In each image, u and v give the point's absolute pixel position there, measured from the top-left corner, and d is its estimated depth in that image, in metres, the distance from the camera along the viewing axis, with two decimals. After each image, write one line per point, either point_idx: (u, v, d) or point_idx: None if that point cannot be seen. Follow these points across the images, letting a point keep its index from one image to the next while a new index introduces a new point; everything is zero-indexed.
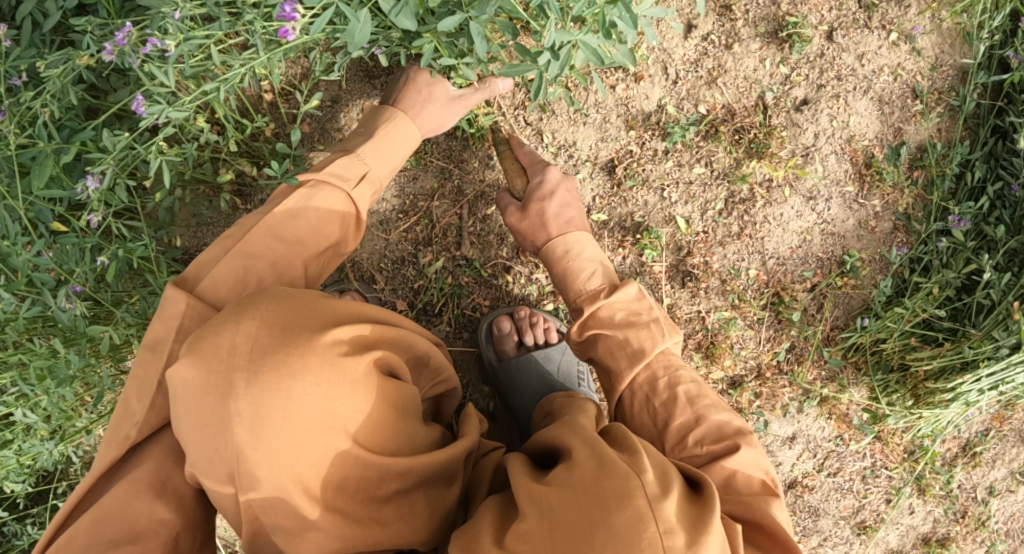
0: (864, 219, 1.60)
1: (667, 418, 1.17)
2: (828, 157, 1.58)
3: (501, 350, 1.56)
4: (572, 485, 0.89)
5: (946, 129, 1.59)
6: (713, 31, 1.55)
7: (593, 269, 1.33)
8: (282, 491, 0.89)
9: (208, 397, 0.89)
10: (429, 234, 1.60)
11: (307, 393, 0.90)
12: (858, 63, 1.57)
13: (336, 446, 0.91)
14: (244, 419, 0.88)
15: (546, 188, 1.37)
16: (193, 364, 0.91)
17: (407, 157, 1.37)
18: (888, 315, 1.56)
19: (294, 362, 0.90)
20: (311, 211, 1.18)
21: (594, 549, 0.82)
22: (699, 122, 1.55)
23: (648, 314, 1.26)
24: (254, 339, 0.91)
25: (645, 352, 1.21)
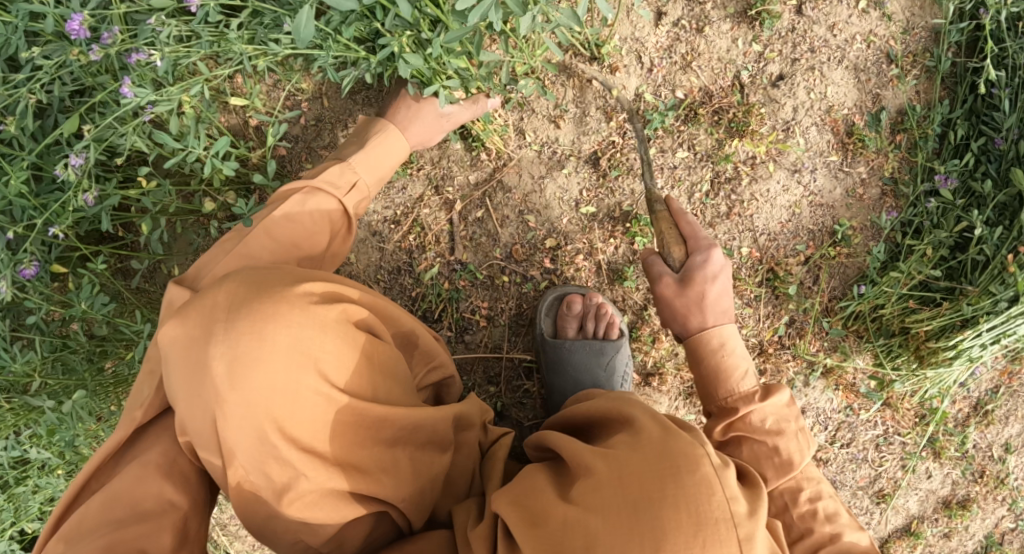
0: (851, 187, 1.61)
1: (804, 531, 1.09)
2: (809, 129, 1.59)
3: (563, 329, 1.53)
4: (639, 447, 0.94)
5: (924, 91, 1.60)
6: (683, 16, 1.57)
7: (746, 368, 1.21)
8: (262, 432, 0.96)
9: (191, 348, 0.97)
10: (422, 242, 1.61)
11: (280, 335, 0.96)
12: (830, 33, 1.59)
13: (311, 388, 0.97)
14: (222, 362, 0.95)
15: (709, 270, 1.26)
16: (179, 323, 0.98)
17: (394, 166, 1.43)
18: (885, 281, 1.56)
19: (267, 309, 0.97)
20: (305, 216, 1.24)
21: (666, 501, 0.87)
22: (677, 106, 1.57)
23: (796, 423, 1.16)
24: (230, 294, 0.99)
25: (794, 466, 1.12)
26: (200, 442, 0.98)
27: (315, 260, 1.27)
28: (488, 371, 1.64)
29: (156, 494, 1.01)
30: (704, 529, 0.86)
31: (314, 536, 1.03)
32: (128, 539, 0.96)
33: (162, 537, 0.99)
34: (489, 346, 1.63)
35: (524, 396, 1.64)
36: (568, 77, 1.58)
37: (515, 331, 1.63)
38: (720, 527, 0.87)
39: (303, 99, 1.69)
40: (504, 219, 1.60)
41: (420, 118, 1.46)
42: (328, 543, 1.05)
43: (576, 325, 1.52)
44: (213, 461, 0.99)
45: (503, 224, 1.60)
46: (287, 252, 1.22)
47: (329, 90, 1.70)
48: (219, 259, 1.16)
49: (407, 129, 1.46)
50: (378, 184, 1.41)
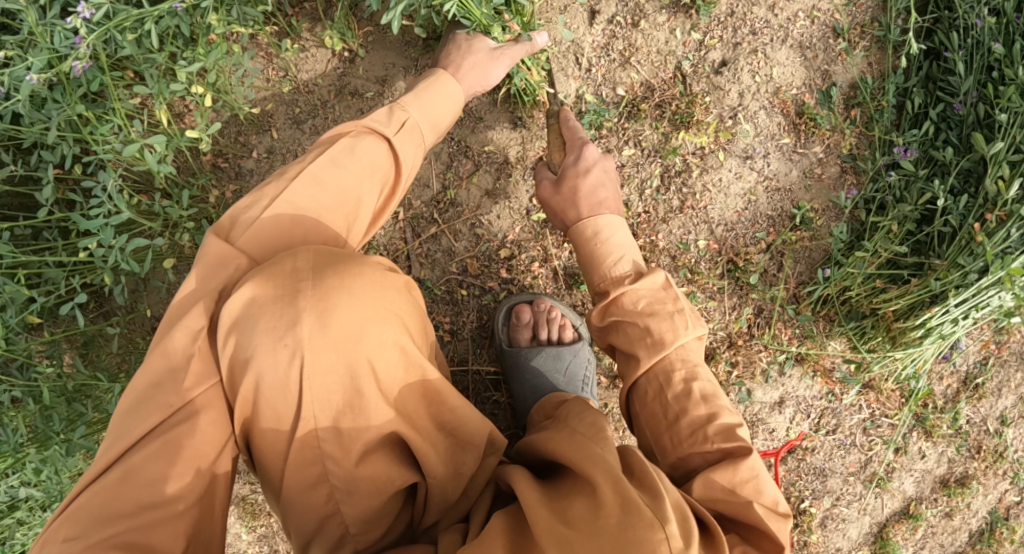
0: (808, 168, 1.56)
1: (679, 411, 1.06)
2: (758, 113, 1.55)
3: (515, 337, 1.54)
4: (597, 536, 0.88)
5: (877, 61, 1.55)
6: (618, 13, 1.54)
7: (622, 253, 1.19)
8: (348, 381, 0.95)
9: (277, 303, 0.96)
10: (379, 263, 1.60)
11: (369, 291, 0.98)
12: (771, 13, 1.54)
13: (400, 346, 0.98)
14: (315, 313, 0.94)
15: (581, 165, 1.27)
16: (261, 284, 0.98)
17: (449, 119, 1.33)
18: (849, 262, 1.52)
19: (353, 269, 0.99)
20: (358, 160, 1.14)
21: None
22: (619, 104, 1.54)
23: (673, 304, 1.12)
24: (313, 257, 1.00)
25: (666, 344, 1.09)
26: (273, 398, 0.95)
27: (368, 211, 1.15)
28: (456, 385, 1.64)
29: (171, 482, 0.94)
30: None
31: (351, 506, 1.01)
32: (138, 528, 0.91)
33: (171, 531, 0.93)
34: (455, 360, 1.63)
35: (495, 407, 1.64)
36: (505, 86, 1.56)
37: (479, 344, 1.62)
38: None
39: (252, 132, 1.69)
40: (458, 233, 1.59)
41: (472, 55, 1.38)
42: (362, 518, 1.02)
43: (529, 333, 1.53)
44: (281, 419, 0.97)
45: (456, 238, 1.59)
46: (338, 199, 1.11)
47: (278, 121, 1.69)
48: (267, 216, 1.07)
49: (459, 70, 1.36)
50: (434, 134, 1.31)
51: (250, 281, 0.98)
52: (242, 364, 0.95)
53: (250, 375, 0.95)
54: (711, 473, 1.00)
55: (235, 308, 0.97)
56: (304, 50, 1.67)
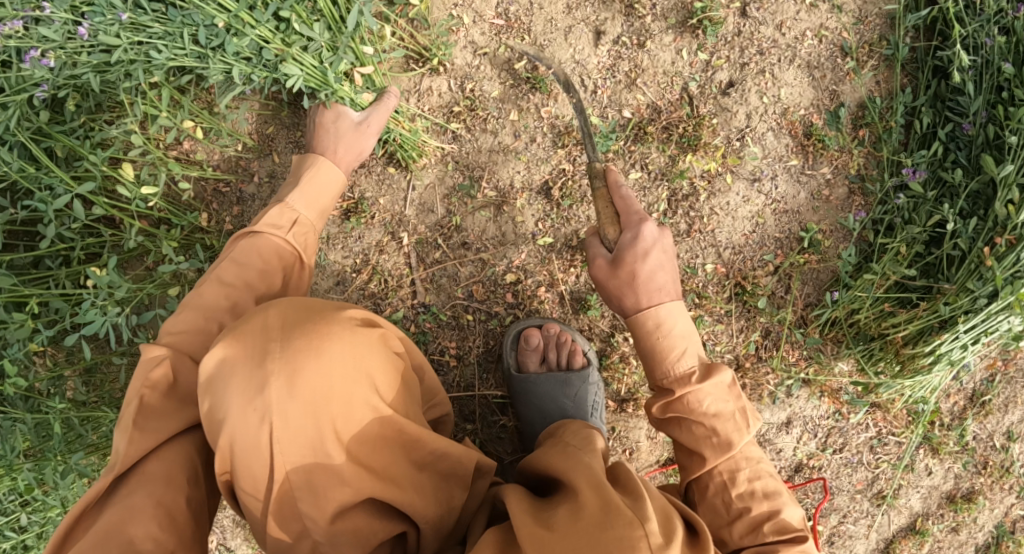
0: (816, 189, 1.55)
1: (742, 507, 1.10)
2: (765, 135, 1.53)
3: (523, 361, 1.52)
4: (580, 531, 0.93)
5: (884, 80, 1.53)
6: (623, 33, 1.51)
7: (685, 346, 1.18)
8: (318, 439, 0.96)
9: (246, 364, 0.98)
10: (384, 289, 1.59)
11: (338, 349, 0.99)
12: (778, 33, 1.52)
13: (369, 402, 0.99)
14: (282, 374, 0.96)
15: (639, 247, 1.19)
16: (230, 345, 1.00)
17: (334, 200, 1.39)
18: (858, 285, 1.50)
19: (321, 327, 1.01)
20: (255, 255, 1.21)
21: None
22: (625, 126, 1.52)
23: (734, 402, 1.16)
24: (283, 316, 1.02)
25: (732, 444, 1.13)
26: (245, 457, 0.96)
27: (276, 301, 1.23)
28: (463, 410, 1.63)
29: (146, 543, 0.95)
30: None
31: None
32: None
33: None
34: (461, 385, 1.62)
35: (501, 431, 1.64)
36: (506, 109, 1.53)
37: (486, 368, 1.62)
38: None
39: (251, 156, 1.66)
40: (463, 259, 1.57)
41: (341, 137, 1.41)
42: None
43: (537, 357, 1.52)
44: (256, 477, 0.97)
45: (461, 264, 1.58)
46: (244, 292, 1.19)
47: (278, 144, 1.66)
48: (184, 315, 1.14)
49: (336, 155, 1.40)
50: (323, 220, 1.37)
51: (220, 341, 1.01)
52: (216, 424, 0.98)
53: (223, 437, 0.97)
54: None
55: (206, 369, 0.99)
56: None
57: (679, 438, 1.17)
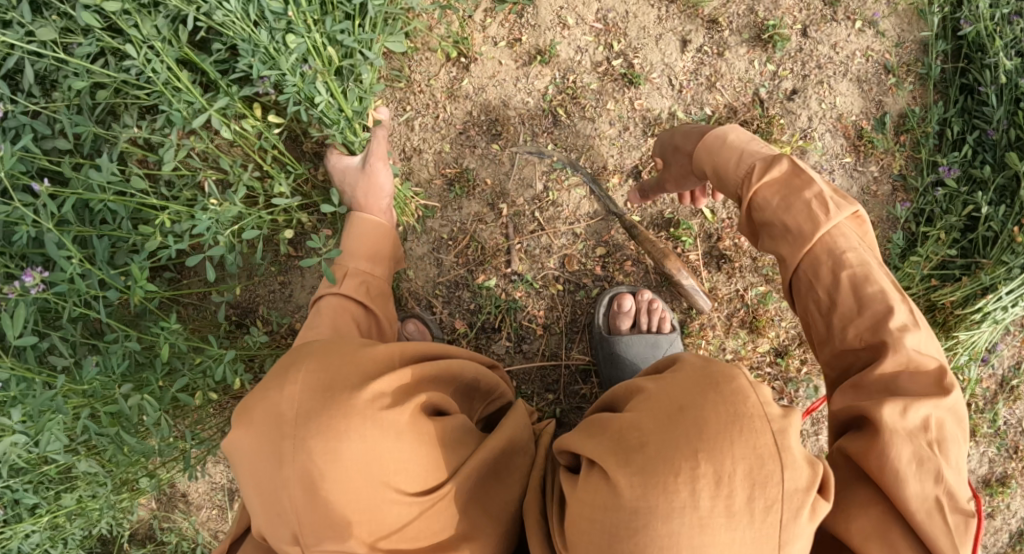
0: (865, 185, 1.77)
1: (828, 306, 1.00)
2: (824, 135, 1.76)
3: (615, 324, 1.65)
4: (682, 371, 1.01)
5: (920, 96, 1.78)
6: (705, 43, 1.74)
7: (744, 154, 1.16)
8: (343, 533, 1.08)
9: (270, 464, 1.09)
10: (480, 255, 1.72)
11: (350, 447, 1.07)
12: (833, 51, 1.77)
13: (388, 491, 1.09)
14: (300, 480, 1.07)
15: (667, 143, 1.44)
16: (253, 438, 1.11)
17: (390, 245, 1.50)
18: (907, 265, 1.70)
19: (336, 423, 1.08)
20: (321, 314, 1.35)
21: (706, 402, 0.94)
22: (707, 120, 1.73)
23: (809, 189, 1.04)
24: (298, 407, 1.09)
25: (807, 235, 1.01)
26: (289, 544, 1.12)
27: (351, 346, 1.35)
28: (545, 379, 1.73)
29: None
30: (741, 422, 0.91)
31: None
32: None
33: None
34: (546, 354, 1.73)
35: (581, 401, 1.73)
36: (604, 99, 1.72)
37: (571, 337, 1.72)
38: (756, 422, 0.91)
39: None
40: (557, 232, 1.71)
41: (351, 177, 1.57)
42: None
43: (629, 322, 1.65)
44: None
45: (554, 236, 1.71)
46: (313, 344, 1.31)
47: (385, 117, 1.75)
48: None
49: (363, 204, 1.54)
50: (382, 267, 1.48)
51: (245, 434, 1.12)
52: (262, 515, 1.13)
53: (266, 524, 1.13)
54: (859, 375, 0.95)
55: (241, 461, 1.13)
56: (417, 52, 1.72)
57: (770, 249, 1.08)
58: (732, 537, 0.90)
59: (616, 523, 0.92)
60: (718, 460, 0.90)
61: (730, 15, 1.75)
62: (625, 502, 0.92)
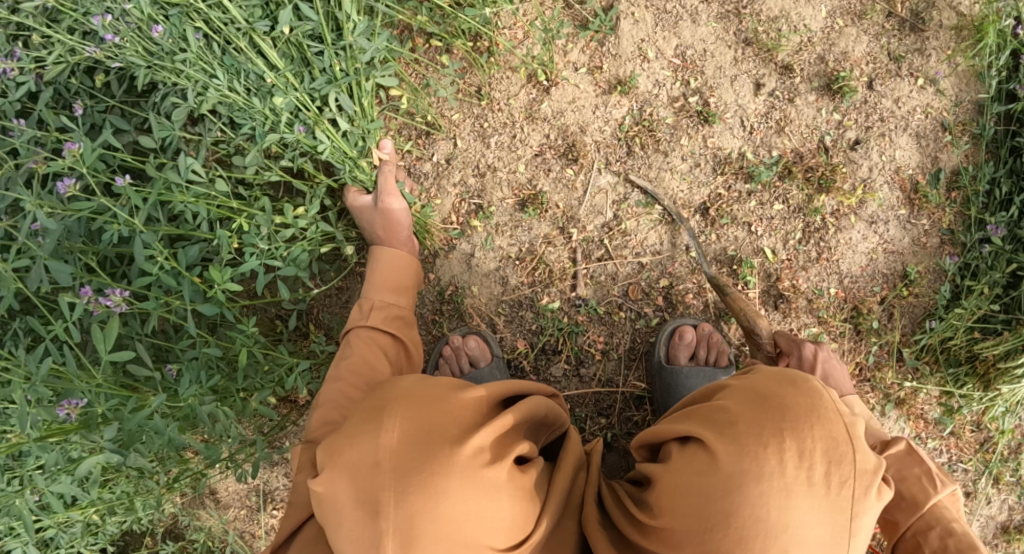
0: (917, 237, 1.81)
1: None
2: (882, 186, 1.82)
3: (673, 353, 1.69)
4: (757, 373, 1.20)
5: (971, 154, 1.82)
6: (777, 88, 1.80)
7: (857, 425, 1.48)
8: None
9: (364, 513, 1.09)
10: (548, 277, 1.75)
11: (450, 504, 1.08)
12: (896, 105, 1.82)
13: (482, 547, 1.09)
14: (394, 535, 1.07)
15: (806, 362, 1.60)
16: (346, 484, 1.10)
17: (412, 275, 1.56)
18: (951, 316, 1.76)
19: (437, 481, 1.08)
20: (352, 351, 1.40)
21: (784, 394, 1.12)
22: (777, 163, 1.78)
23: (920, 467, 1.31)
24: (396, 459, 1.10)
25: (921, 502, 1.26)
26: None
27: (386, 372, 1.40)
28: (599, 403, 1.76)
29: None
30: (818, 413, 1.09)
31: None
32: None
33: None
34: (603, 379, 1.76)
35: (633, 427, 1.76)
36: (679, 135, 1.77)
37: (628, 364, 1.76)
38: (832, 415, 1.10)
39: (436, 136, 1.76)
40: (624, 260, 1.76)
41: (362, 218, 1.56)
42: None
43: (688, 353, 1.68)
44: None
45: (620, 264, 1.76)
46: (352, 377, 1.36)
47: (462, 132, 1.77)
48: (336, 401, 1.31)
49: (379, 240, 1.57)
50: (406, 296, 1.53)
51: (336, 478, 1.11)
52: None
53: None
54: None
55: (328, 501, 1.12)
56: (501, 71, 1.76)
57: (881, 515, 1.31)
58: (813, 505, 1.05)
59: (716, 488, 1.06)
60: (801, 438, 1.07)
61: (803, 63, 1.81)
62: (725, 464, 1.07)
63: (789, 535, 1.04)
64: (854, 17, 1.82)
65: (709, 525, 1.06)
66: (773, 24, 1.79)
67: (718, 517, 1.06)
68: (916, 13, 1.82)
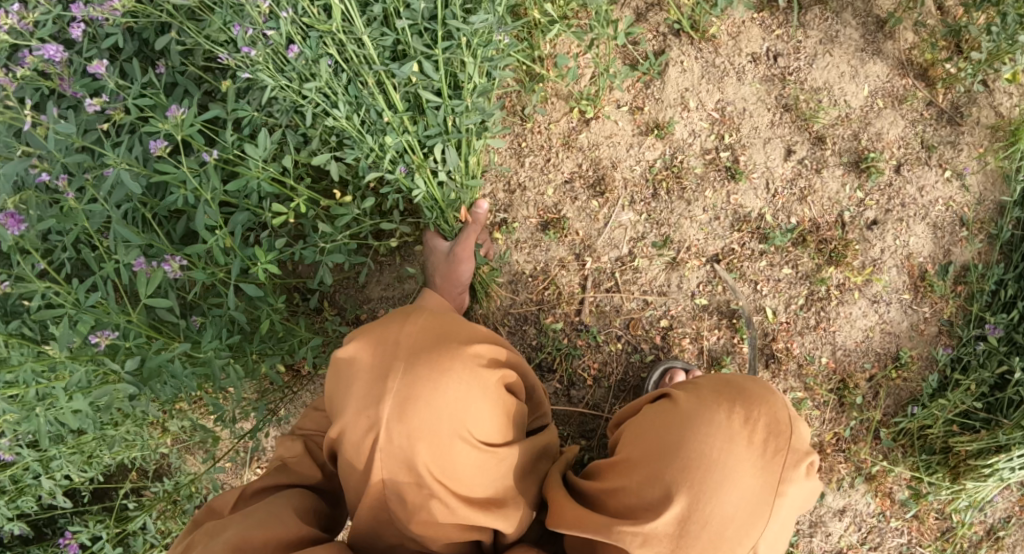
0: (915, 323, 1.87)
1: None
2: (891, 268, 1.87)
3: None
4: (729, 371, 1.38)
5: (984, 253, 1.85)
6: (807, 157, 1.86)
7: None
8: (413, 453, 1.16)
9: (372, 376, 1.20)
10: (555, 299, 1.84)
11: (449, 382, 1.18)
12: (919, 193, 1.87)
13: (463, 433, 1.18)
14: (394, 396, 1.17)
15: None
16: (362, 353, 1.23)
17: None
18: (934, 405, 1.81)
19: (444, 359, 1.20)
20: None
21: (745, 381, 1.29)
22: (793, 230, 1.85)
23: None
24: (411, 338, 1.22)
25: None
26: (351, 454, 1.19)
27: None
28: (584, 425, 1.84)
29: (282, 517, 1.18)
30: (770, 395, 1.26)
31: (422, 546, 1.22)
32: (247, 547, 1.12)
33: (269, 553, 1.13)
34: (590, 403, 1.84)
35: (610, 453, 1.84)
36: (704, 186, 1.84)
37: (616, 394, 1.83)
38: (779, 399, 1.26)
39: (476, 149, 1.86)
40: (630, 295, 1.84)
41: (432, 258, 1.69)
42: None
43: None
44: (356, 471, 1.20)
45: (627, 298, 1.83)
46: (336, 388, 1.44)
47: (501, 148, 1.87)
48: None
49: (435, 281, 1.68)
50: None
51: (355, 346, 1.23)
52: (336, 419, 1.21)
53: (338, 426, 1.20)
54: None
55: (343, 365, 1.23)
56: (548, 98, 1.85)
57: None
58: (751, 462, 1.18)
59: (674, 425, 1.22)
60: (753, 407, 1.23)
61: (837, 137, 1.86)
62: (684, 412, 1.23)
63: (723, 475, 1.17)
64: (894, 100, 1.86)
65: (661, 463, 1.20)
66: (815, 95, 1.86)
67: (671, 454, 1.20)
68: (956, 107, 1.86)
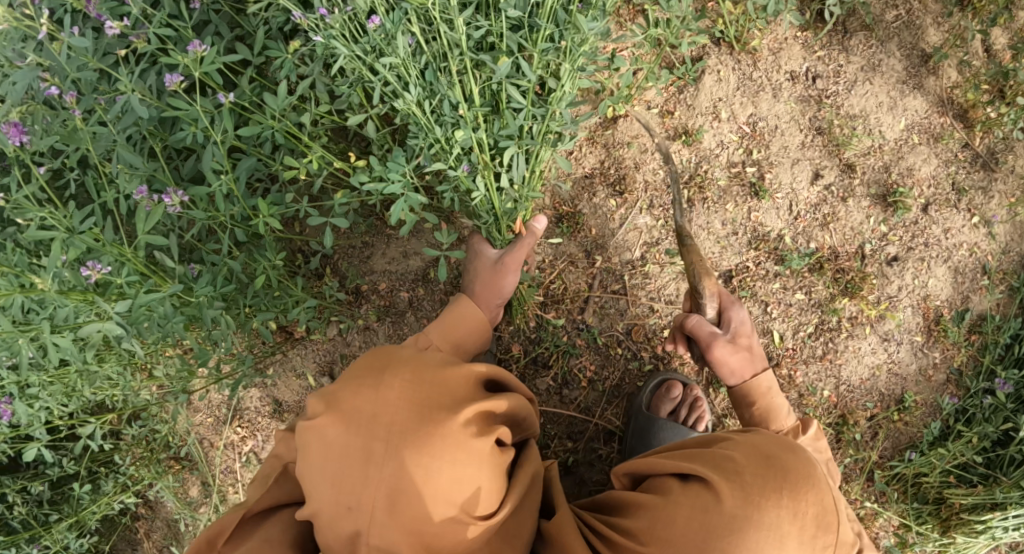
0: (924, 367, 1.82)
1: None
2: (906, 308, 1.82)
3: (657, 404, 1.70)
4: (757, 433, 1.23)
5: (1003, 305, 1.80)
6: (834, 183, 1.81)
7: None
8: (402, 540, 1.12)
9: (353, 461, 1.12)
10: (560, 294, 1.80)
11: (436, 465, 1.12)
12: (943, 235, 1.82)
13: (455, 514, 1.13)
14: (378, 488, 1.11)
15: None
16: (339, 431, 1.14)
17: (475, 339, 1.51)
18: (932, 453, 1.76)
19: (428, 441, 1.12)
20: None
21: (786, 461, 1.15)
22: (810, 256, 1.80)
23: None
24: (391, 415, 1.14)
25: None
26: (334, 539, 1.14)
27: None
28: (572, 427, 1.79)
29: None
30: (814, 480, 1.13)
31: None
32: None
33: None
34: (581, 406, 1.79)
35: (595, 459, 1.79)
36: (726, 200, 1.81)
37: (609, 400, 1.79)
38: (823, 483, 1.13)
39: None
40: (637, 300, 1.79)
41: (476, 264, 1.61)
42: None
43: (670, 407, 1.69)
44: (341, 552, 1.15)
45: (633, 303, 1.79)
46: None
47: None
48: None
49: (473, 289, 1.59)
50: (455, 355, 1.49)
51: (330, 425, 1.15)
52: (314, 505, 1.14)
53: (319, 514, 1.14)
54: None
55: (318, 448, 1.15)
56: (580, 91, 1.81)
57: None
58: None
59: (715, 527, 1.09)
60: (800, 498, 1.10)
61: (867, 167, 1.82)
62: (726, 507, 1.09)
63: None
64: (929, 137, 1.82)
65: None
66: (850, 121, 1.82)
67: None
68: (993, 152, 1.81)
